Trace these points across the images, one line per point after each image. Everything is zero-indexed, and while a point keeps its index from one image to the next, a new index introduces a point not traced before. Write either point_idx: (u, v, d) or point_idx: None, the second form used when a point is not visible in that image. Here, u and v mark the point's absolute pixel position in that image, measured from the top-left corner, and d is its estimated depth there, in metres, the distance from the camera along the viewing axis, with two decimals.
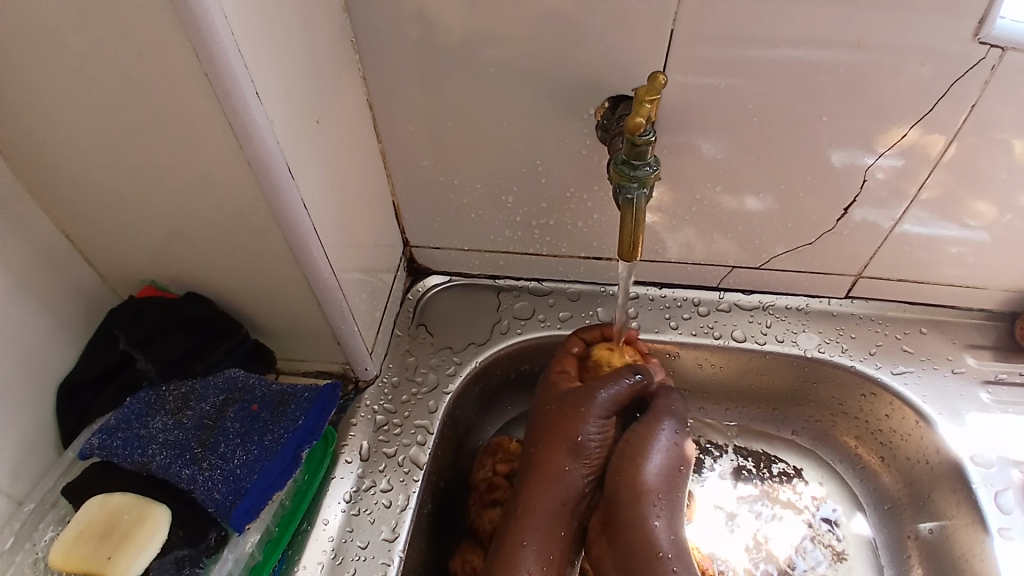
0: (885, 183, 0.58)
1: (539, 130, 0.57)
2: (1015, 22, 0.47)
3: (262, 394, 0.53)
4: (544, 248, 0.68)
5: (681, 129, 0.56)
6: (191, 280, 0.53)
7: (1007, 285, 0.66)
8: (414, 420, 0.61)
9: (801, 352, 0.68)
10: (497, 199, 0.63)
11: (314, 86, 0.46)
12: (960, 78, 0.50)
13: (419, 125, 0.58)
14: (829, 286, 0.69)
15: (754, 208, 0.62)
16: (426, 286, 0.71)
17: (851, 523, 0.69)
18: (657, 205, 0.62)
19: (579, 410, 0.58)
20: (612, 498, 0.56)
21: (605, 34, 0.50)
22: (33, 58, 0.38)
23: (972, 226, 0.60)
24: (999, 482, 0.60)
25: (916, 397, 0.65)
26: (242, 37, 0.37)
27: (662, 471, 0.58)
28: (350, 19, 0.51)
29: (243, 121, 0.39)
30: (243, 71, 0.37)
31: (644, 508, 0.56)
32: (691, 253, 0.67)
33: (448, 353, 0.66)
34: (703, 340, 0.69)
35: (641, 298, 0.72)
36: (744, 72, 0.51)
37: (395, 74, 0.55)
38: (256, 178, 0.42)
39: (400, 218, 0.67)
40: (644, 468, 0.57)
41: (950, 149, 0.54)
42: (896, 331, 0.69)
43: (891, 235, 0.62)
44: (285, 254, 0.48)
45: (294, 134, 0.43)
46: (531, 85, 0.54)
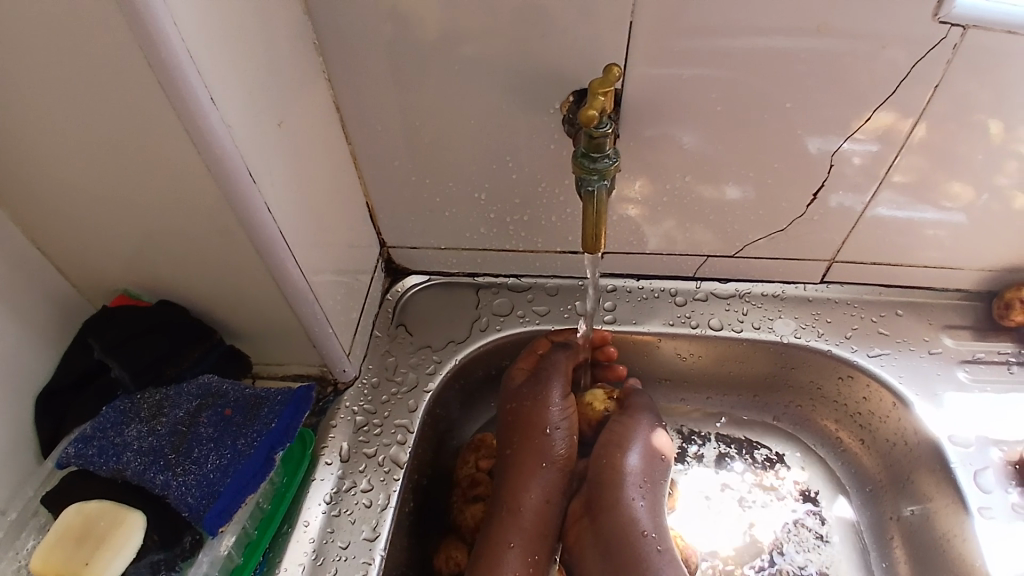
0: (859, 168, 0.58)
1: (507, 127, 0.57)
2: (975, 2, 0.47)
3: (235, 398, 0.53)
4: (520, 243, 0.68)
5: (646, 121, 0.56)
6: (163, 286, 0.53)
7: (981, 266, 0.67)
8: (394, 419, 0.61)
9: (779, 339, 0.68)
10: (470, 196, 0.64)
11: (276, 90, 0.46)
12: (922, 60, 0.50)
13: (388, 125, 0.58)
14: (805, 272, 0.69)
15: (733, 197, 0.62)
16: (406, 286, 0.71)
17: (833, 507, 0.69)
18: (636, 198, 0.63)
19: (544, 401, 0.61)
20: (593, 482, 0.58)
21: (566, 28, 0.50)
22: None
23: (949, 208, 0.60)
24: (979, 462, 0.61)
25: (892, 378, 0.65)
26: (195, 41, 0.37)
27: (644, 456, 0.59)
28: (313, 21, 0.51)
29: (199, 124, 0.39)
30: (194, 75, 0.37)
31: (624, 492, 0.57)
32: (667, 244, 0.68)
33: (427, 352, 0.66)
34: (680, 330, 0.69)
35: (618, 291, 0.72)
36: (715, 63, 0.51)
37: (360, 75, 0.55)
38: (217, 183, 0.42)
39: (375, 219, 0.67)
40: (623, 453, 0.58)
41: (919, 131, 0.55)
42: (872, 314, 0.69)
43: (863, 218, 0.62)
44: (253, 258, 0.48)
45: (254, 138, 0.43)
46: (497, 82, 0.54)
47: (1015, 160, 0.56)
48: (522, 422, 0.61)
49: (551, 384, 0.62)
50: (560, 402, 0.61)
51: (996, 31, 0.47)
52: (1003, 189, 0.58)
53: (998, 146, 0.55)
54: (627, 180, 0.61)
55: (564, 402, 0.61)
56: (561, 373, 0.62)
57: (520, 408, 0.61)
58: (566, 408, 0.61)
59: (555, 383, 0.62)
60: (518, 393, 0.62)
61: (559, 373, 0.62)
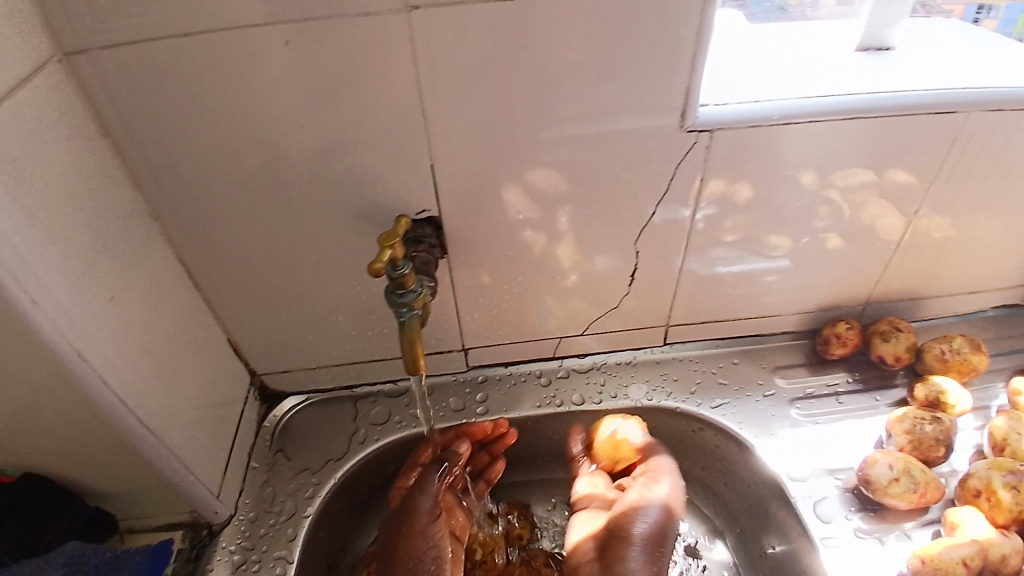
0: (707, 228, 0.67)
1: (347, 257, 0.64)
2: (715, 108, 0.59)
3: (100, 560, 0.57)
4: (386, 352, 0.73)
5: (468, 237, 0.64)
6: (14, 463, 0.54)
7: (790, 310, 0.78)
8: (272, 553, 0.62)
9: (633, 403, 0.75)
10: (329, 319, 0.69)
11: (107, 269, 0.51)
12: (684, 159, 0.61)
13: (237, 271, 0.64)
14: (647, 339, 0.78)
15: (603, 267, 0.69)
16: (282, 410, 0.74)
17: (712, 552, 0.74)
18: (515, 281, 0.69)
19: (412, 529, 0.63)
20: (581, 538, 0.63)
21: (378, 175, 0.58)
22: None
23: (776, 255, 0.71)
24: (819, 493, 0.68)
25: (734, 424, 0.73)
26: (10, 255, 0.41)
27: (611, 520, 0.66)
28: (145, 195, 0.57)
29: (23, 322, 0.43)
30: (11, 283, 0.41)
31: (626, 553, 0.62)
32: (520, 333, 0.75)
33: (306, 474, 0.69)
34: (547, 410, 0.75)
35: (489, 380, 0.77)
36: (552, 153, 0.59)
37: (200, 233, 0.60)
38: (49, 367, 0.45)
39: (241, 352, 0.70)
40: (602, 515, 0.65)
41: (747, 193, 0.65)
42: (712, 367, 0.78)
43: (682, 271, 0.71)
44: (99, 426, 0.50)
45: (87, 319, 0.47)
46: (329, 222, 0.61)
47: (828, 204, 0.67)
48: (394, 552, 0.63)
49: (419, 509, 0.64)
50: (429, 526, 0.63)
51: (741, 126, 0.59)
52: (822, 233, 0.70)
53: (816, 191, 0.66)
54: (507, 265, 0.67)
55: (433, 525, 0.64)
56: (429, 493, 0.65)
57: (395, 537, 0.63)
58: (436, 529, 0.63)
59: (423, 504, 0.64)
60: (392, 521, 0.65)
61: (427, 493, 0.65)
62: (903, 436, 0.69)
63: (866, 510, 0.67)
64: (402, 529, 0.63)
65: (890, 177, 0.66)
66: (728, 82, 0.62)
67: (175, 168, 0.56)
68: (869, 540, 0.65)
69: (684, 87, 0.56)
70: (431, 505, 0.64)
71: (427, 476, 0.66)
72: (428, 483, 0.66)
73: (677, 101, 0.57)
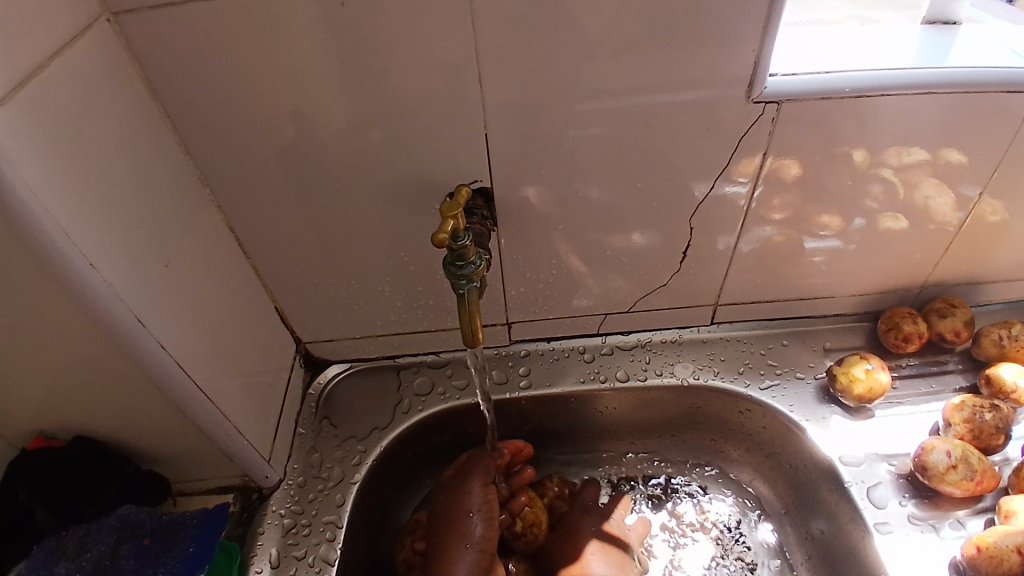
0: (763, 206, 0.65)
1: (397, 227, 0.63)
2: (785, 78, 0.56)
3: (153, 527, 0.58)
4: (431, 324, 0.73)
5: (520, 209, 0.63)
6: (70, 427, 0.54)
7: (844, 291, 0.75)
8: (321, 517, 0.63)
9: (679, 381, 0.74)
10: (376, 289, 0.68)
11: (160, 235, 0.50)
12: (748, 131, 0.59)
13: (287, 238, 0.63)
14: (694, 317, 0.76)
15: (640, 242, 0.67)
16: (327, 378, 0.75)
17: (756, 532, 0.74)
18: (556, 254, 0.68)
19: (464, 490, 0.66)
20: None
21: (432, 143, 0.57)
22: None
23: (825, 236, 0.69)
24: (871, 478, 0.67)
25: (785, 408, 0.72)
26: (71, 220, 0.40)
27: None
28: (195, 161, 0.56)
29: (85, 290, 0.42)
30: (72, 249, 0.40)
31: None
32: (565, 308, 0.74)
33: (352, 442, 0.69)
34: (591, 386, 0.74)
35: (532, 355, 0.77)
36: (602, 122, 0.57)
37: (251, 200, 0.60)
38: (109, 335, 0.45)
39: (287, 321, 0.70)
40: None
41: (806, 169, 0.62)
42: (760, 347, 0.77)
43: (734, 254, 0.70)
44: (156, 393, 0.50)
45: (145, 285, 0.47)
46: (380, 191, 0.60)
47: (880, 183, 0.64)
48: (446, 513, 0.64)
49: (471, 475, 0.67)
50: (480, 489, 0.66)
51: (811, 98, 0.56)
52: (873, 212, 0.67)
53: (866, 171, 0.63)
54: (551, 238, 0.66)
55: (484, 490, 0.66)
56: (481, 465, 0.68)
57: (446, 502, 0.65)
58: (487, 493, 0.66)
59: (475, 472, 0.67)
60: (446, 488, 0.67)
61: (480, 463, 0.68)
62: (962, 425, 0.68)
63: (921, 496, 0.66)
64: (454, 492, 0.66)
65: (945, 156, 0.63)
66: (796, 51, 0.60)
67: (226, 134, 0.55)
68: (922, 527, 0.64)
69: (753, 57, 0.54)
70: (483, 473, 0.67)
71: (479, 453, 0.70)
72: (479, 458, 0.69)
73: (746, 69, 0.54)
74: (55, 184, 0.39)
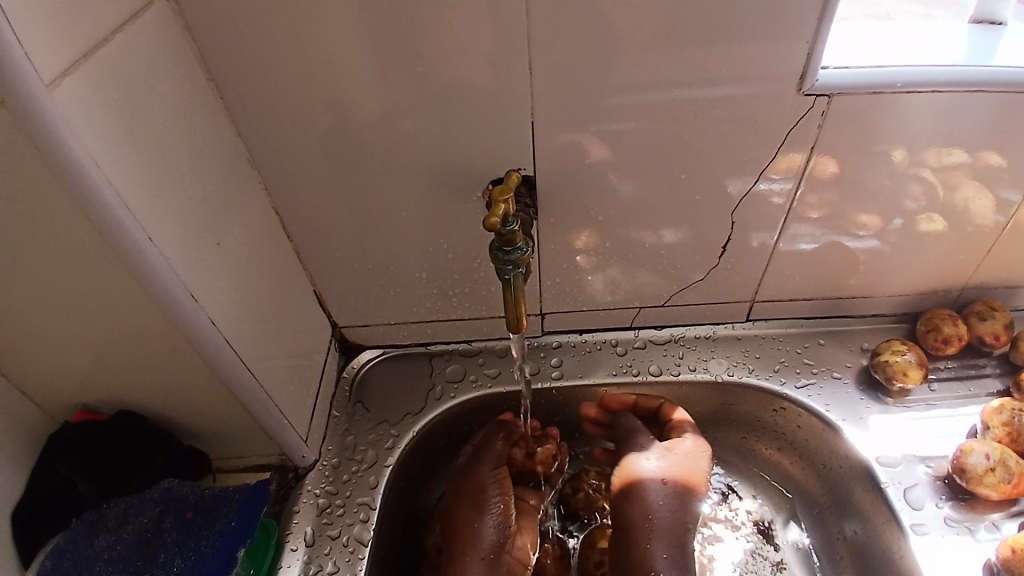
0: (806, 203, 0.64)
1: (438, 214, 0.63)
2: (837, 70, 0.56)
3: (195, 501, 0.58)
4: (465, 313, 0.73)
5: (561, 199, 0.63)
6: (118, 400, 0.55)
7: (884, 291, 0.74)
8: (355, 499, 0.64)
9: (713, 377, 0.74)
10: (413, 276, 0.69)
11: (212, 213, 0.50)
12: (798, 124, 0.58)
13: (329, 222, 0.64)
14: (729, 313, 0.76)
15: (671, 240, 0.67)
16: (360, 362, 0.75)
17: (786, 532, 0.73)
18: (585, 248, 0.67)
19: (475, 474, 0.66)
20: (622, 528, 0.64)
21: (478, 131, 0.57)
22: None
23: (863, 235, 0.68)
24: (909, 479, 0.67)
25: (821, 407, 0.71)
26: (132, 195, 0.41)
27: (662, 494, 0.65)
28: (245, 142, 0.57)
29: (142, 265, 0.43)
30: (132, 222, 0.41)
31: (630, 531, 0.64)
32: (600, 300, 0.74)
33: (385, 426, 0.70)
34: (624, 379, 0.74)
35: (564, 346, 0.77)
36: (647, 114, 0.57)
37: (296, 182, 0.60)
38: (163, 309, 0.46)
39: (325, 305, 0.71)
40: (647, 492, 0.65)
41: (853, 165, 0.61)
42: (797, 345, 0.76)
43: (776, 251, 0.69)
44: (204, 369, 0.51)
45: (197, 261, 0.48)
46: (423, 177, 0.60)
47: (919, 183, 0.63)
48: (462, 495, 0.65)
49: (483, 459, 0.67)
50: (492, 472, 0.66)
51: (862, 93, 0.56)
52: (912, 213, 0.66)
53: (903, 171, 0.62)
54: (577, 234, 0.66)
55: (496, 473, 0.66)
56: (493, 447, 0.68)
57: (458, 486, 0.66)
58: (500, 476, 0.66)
59: (485, 455, 0.68)
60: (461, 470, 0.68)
61: (492, 446, 0.68)
62: (1001, 428, 0.66)
63: (958, 498, 0.66)
64: (465, 475, 0.67)
65: (985, 158, 0.62)
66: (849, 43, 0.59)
67: (276, 116, 0.55)
68: (958, 529, 0.64)
69: (807, 49, 0.53)
70: (493, 457, 0.68)
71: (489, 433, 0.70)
72: (490, 439, 0.69)
73: (799, 60, 0.54)
74: (117, 158, 0.40)
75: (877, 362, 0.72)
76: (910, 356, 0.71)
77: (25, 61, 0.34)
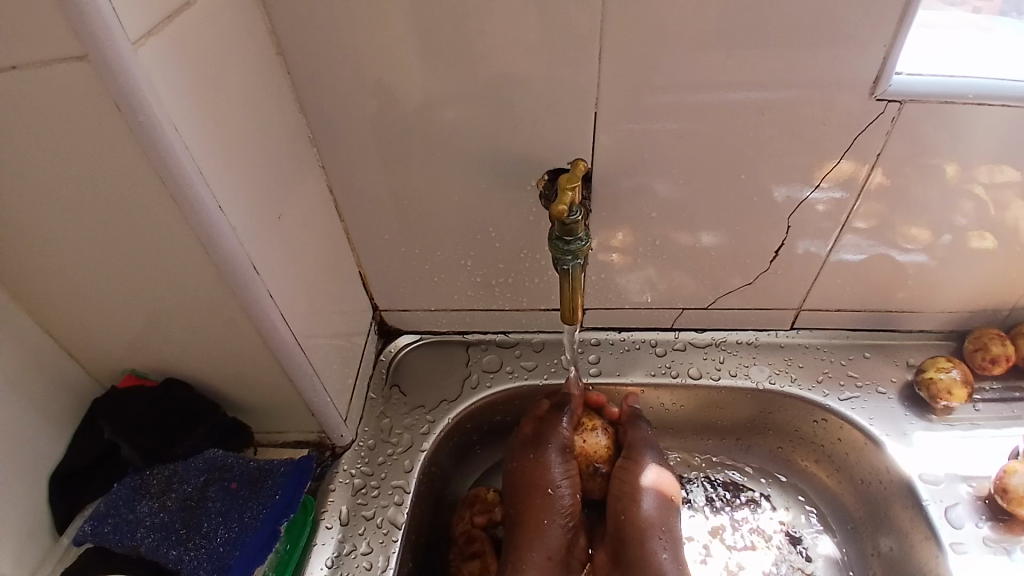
0: (863, 212, 0.63)
1: (489, 202, 0.63)
2: (910, 76, 0.54)
3: (240, 472, 0.58)
4: (506, 303, 0.73)
5: (615, 193, 0.62)
6: (167, 367, 0.56)
7: (935, 307, 0.72)
8: (390, 481, 0.64)
9: (753, 384, 0.73)
10: (458, 263, 0.68)
11: (273, 187, 0.51)
12: (865, 129, 0.56)
13: (380, 204, 0.63)
14: (774, 320, 0.74)
15: (709, 243, 0.66)
16: (398, 346, 0.76)
17: (818, 545, 0.72)
18: (621, 246, 0.67)
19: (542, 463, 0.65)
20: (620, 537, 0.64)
21: (538, 120, 0.56)
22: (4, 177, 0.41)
23: (911, 249, 0.66)
24: (950, 498, 0.65)
25: (863, 420, 0.70)
26: (206, 162, 0.42)
27: (657, 506, 0.64)
28: (307, 118, 0.57)
29: (210, 233, 0.43)
30: (205, 189, 0.42)
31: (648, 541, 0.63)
32: (643, 299, 0.73)
33: (421, 412, 0.70)
34: (662, 380, 0.74)
35: (602, 343, 0.77)
36: (711, 112, 0.56)
37: (352, 162, 0.60)
38: (225, 278, 0.46)
39: (368, 287, 0.71)
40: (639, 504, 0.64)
41: (917, 175, 0.60)
42: (841, 357, 0.75)
43: (828, 261, 0.68)
44: (257, 340, 0.51)
45: (258, 233, 0.48)
46: (478, 164, 0.60)
47: (972, 199, 0.61)
48: (522, 484, 0.65)
49: (552, 448, 0.66)
50: (560, 464, 0.65)
51: (934, 101, 0.54)
52: (963, 229, 0.64)
53: (955, 187, 0.60)
54: (613, 231, 0.65)
55: (565, 464, 0.66)
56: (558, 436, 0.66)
57: (521, 474, 0.65)
58: (569, 469, 0.65)
59: (553, 444, 0.66)
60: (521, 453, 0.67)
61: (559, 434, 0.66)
62: None
63: (996, 519, 0.64)
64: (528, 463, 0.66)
65: None
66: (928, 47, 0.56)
67: (338, 93, 0.55)
68: (996, 549, 0.63)
69: (883, 54, 0.52)
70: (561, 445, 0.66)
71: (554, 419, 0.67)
72: (557, 426, 0.67)
73: (873, 64, 0.52)
74: (193, 126, 0.40)
75: (921, 379, 0.71)
76: (955, 375, 0.70)
77: (117, 21, 0.34)
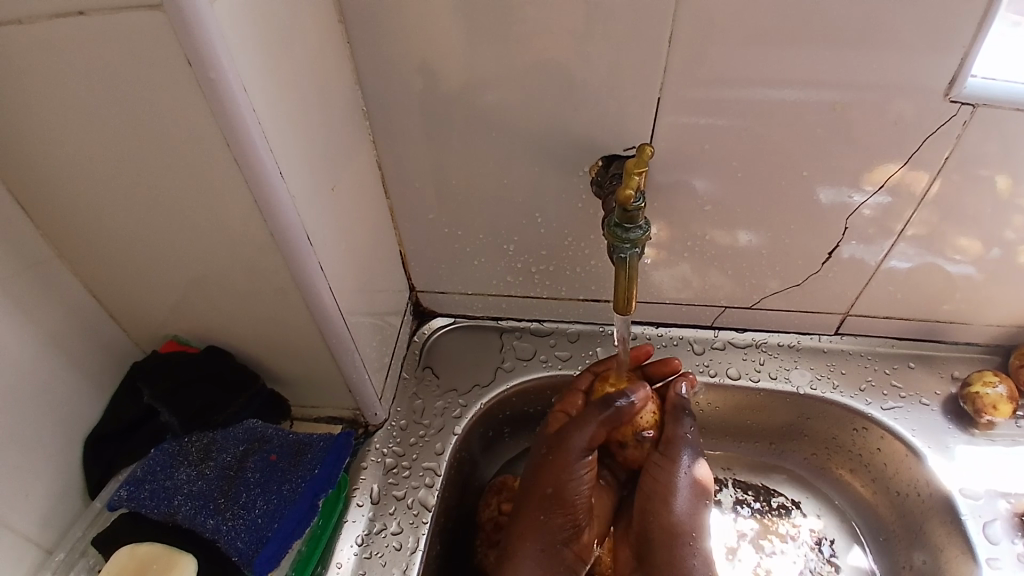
0: (918, 220, 0.61)
1: (538, 188, 0.61)
2: (986, 80, 0.51)
3: (280, 444, 0.57)
4: (545, 291, 0.72)
5: (667, 185, 0.60)
6: (209, 334, 0.56)
7: (986, 320, 0.70)
8: (422, 462, 0.64)
9: (794, 389, 0.71)
10: (500, 247, 0.67)
11: (328, 158, 0.50)
12: (934, 133, 0.54)
13: (426, 183, 0.62)
14: (817, 324, 0.73)
15: (755, 242, 0.65)
16: (432, 328, 0.75)
17: (848, 556, 0.71)
18: (657, 241, 0.65)
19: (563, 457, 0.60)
20: (646, 535, 0.61)
21: (599, 102, 0.54)
22: (66, 133, 0.41)
23: (962, 261, 0.64)
24: (988, 513, 0.64)
25: (905, 431, 0.69)
26: (270, 127, 0.41)
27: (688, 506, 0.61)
28: (362, 89, 0.56)
29: (269, 199, 0.42)
30: (267, 154, 0.41)
31: (674, 546, 0.60)
32: (683, 295, 0.71)
33: (454, 395, 0.70)
34: (699, 378, 0.73)
35: (639, 338, 0.76)
36: (775, 105, 0.53)
37: (402, 138, 0.59)
38: (278, 245, 0.45)
39: (407, 266, 0.71)
40: (670, 507, 0.61)
41: (981, 185, 0.57)
42: (884, 366, 0.73)
43: (879, 269, 0.66)
44: (304, 312, 0.51)
45: (312, 202, 0.47)
46: (530, 148, 0.58)
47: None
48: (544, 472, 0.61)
49: (575, 443, 0.60)
50: (581, 461, 0.60)
51: (1008, 107, 0.51)
52: (1013, 243, 0.62)
53: (1006, 201, 0.58)
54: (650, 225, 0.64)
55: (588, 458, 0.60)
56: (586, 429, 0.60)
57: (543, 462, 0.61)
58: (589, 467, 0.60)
59: (576, 440, 0.60)
60: (549, 441, 0.62)
61: (585, 430, 0.60)
62: None
63: None
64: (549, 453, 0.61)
65: None
66: (1012, 48, 0.53)
67: (393, 66, 0.54)
68: None
69: (962, 53, 0.49)
70: (585, 442, 0.60)
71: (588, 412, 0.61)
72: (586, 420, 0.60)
73: (949, 66, 0.50)
74: (259, 88, 0.40)
75: (966, 392, 0.69)
76: (1000, 391, 0.68)
77: None
